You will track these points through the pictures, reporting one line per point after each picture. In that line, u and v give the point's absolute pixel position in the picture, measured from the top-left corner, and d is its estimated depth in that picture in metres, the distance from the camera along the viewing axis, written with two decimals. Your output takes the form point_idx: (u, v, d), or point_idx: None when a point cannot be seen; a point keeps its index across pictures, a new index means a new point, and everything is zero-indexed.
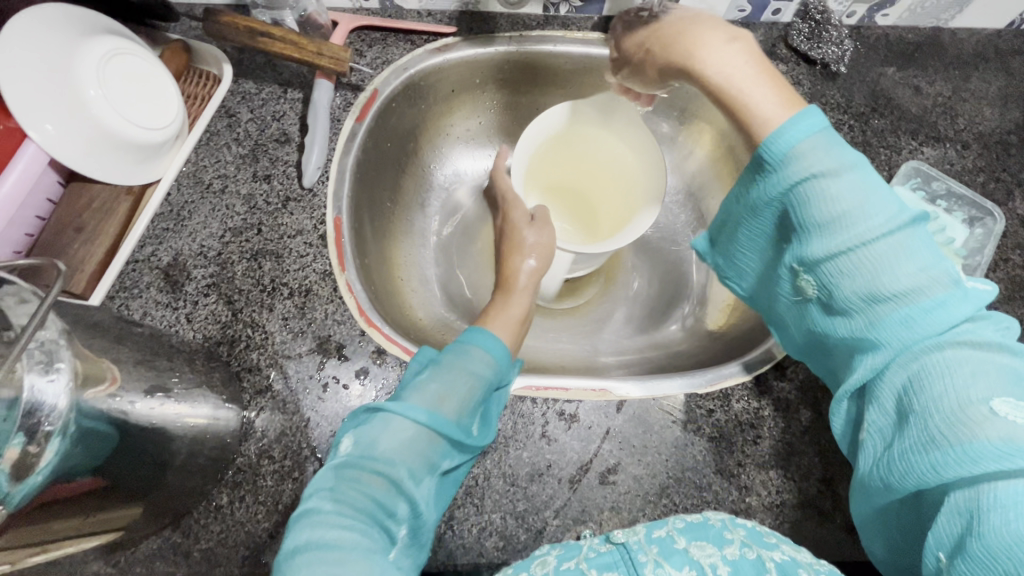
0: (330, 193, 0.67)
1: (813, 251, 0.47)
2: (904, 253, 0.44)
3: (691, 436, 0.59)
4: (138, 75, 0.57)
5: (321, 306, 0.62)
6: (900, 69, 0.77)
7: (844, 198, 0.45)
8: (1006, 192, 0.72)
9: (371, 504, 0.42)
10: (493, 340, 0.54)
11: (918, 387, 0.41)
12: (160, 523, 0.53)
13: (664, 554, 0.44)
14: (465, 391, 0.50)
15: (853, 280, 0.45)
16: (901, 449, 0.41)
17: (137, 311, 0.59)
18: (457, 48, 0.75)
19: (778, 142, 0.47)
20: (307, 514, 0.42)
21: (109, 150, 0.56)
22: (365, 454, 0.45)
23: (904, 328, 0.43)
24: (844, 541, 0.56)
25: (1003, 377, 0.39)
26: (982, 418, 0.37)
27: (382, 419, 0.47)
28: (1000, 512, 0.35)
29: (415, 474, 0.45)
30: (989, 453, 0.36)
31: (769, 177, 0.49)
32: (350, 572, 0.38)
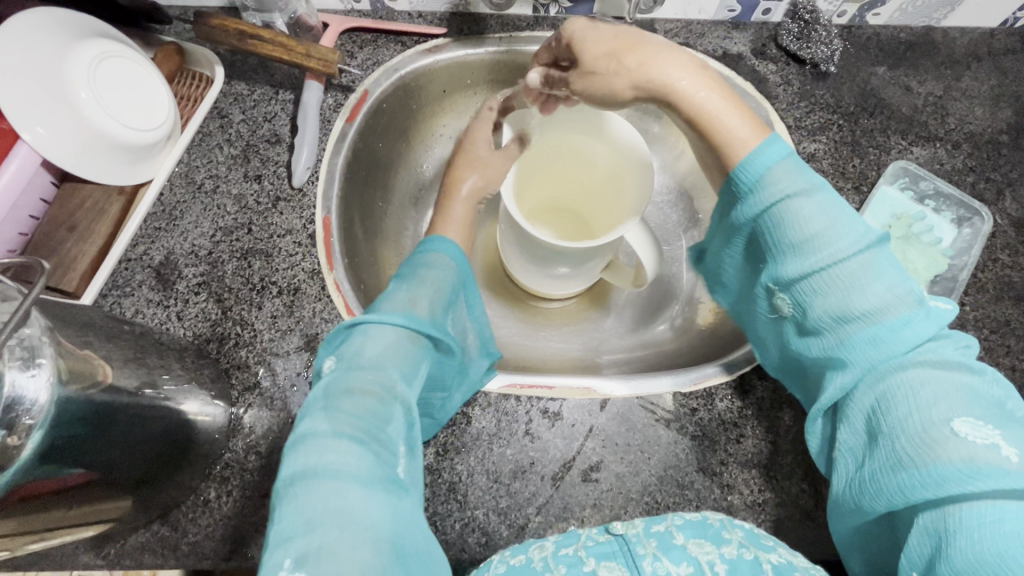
0: (320, 193, 0.67)
1: (785, 270, 0.50)
2: (873, 274, 0.46)
3: (674, 435, 0.59)
4: (130, 77, 0.59)
5: (308, 304, 0.63)
6: (891, 69, 0.77)
7: (814, 218, 0.48)
8: (996, 192, 0.71)
9: (370, 416, 0.42)
10: (451, 246, 0.60)
11: (885, 407, 0.44)
12: (148, 517, 0.54)
13: (662, 548, 0.46)
14: (432, 294, 0.54)
15: (824, 300, 0.47)
16: (872, 470, 0.43)
17: (129, 308, 0.60)
18: (446, 49, 0.76)
19: (750, 166, 0.51)
20: (302, 438, 0.40)
21: (101, 151, 0.57)
22: (352, 366, 0.45)
23: (872, 347, 0.45)
24: (826, 540, 0.56)
25: (964, 397, 0.41)
26: (945, 438, 0.40)
27: (363, 330, 0.47)
28: (966, 534, 0.38)
29: (405, 377, 0.46)
30: (953, 473, 0.38)
31: (742, 198, 0.52)
32: (359, 497, 0.37)
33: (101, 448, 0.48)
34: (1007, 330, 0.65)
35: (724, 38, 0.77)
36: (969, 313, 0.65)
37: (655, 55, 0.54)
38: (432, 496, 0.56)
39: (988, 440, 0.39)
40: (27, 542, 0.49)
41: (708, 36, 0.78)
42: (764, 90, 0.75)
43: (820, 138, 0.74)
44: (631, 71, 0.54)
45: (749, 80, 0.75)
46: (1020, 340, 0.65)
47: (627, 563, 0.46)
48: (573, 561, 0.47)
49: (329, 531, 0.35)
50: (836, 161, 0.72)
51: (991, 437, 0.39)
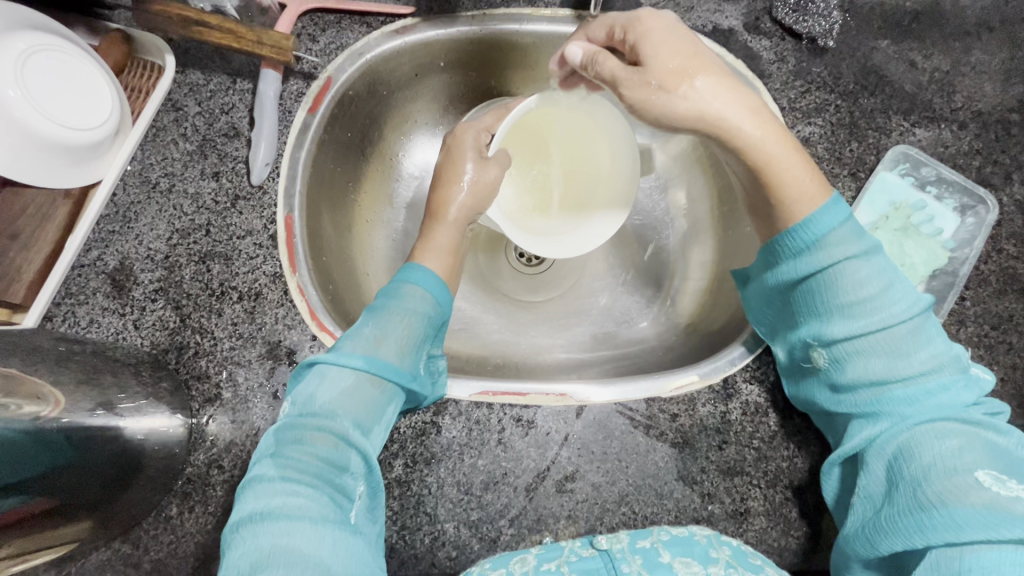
0: (281, 191, 0.64)
1: (834, 330, 0.51)
2: (917, 340, 0.49)
3: (653, 442, 0.57)
4: (63, 71, 0.54)
5: (271, 310, 0.60)
6: (894, 42, 0.71)
7: (867, 283, 0.50)
8: (1004, 176, 0.67)
9: (321, 464, 0.43)
10: (427, 276, 0.54)
11: (909, 454, 0.46)
12: (109, 534, 0.52)
13: (647, 567, 0.47)
14: (400, 334, 0.50)
15: (868, 362, 0.50)
16: (890, 513, 0.45)
17: (83, 317, 0.58)
18: (415, 30, 0.70)
19: (812, 226, 0.52)
20: (252, 482, 0.43)
21: (40, 154, 0.53)
22: (301, 412, 0.45)
23: (908, 406, 0.49)
24: (809, 548, 0.55)
25: (986, 455, 0.45)
26: (969, 487, 0.42)
27: (317, 372, 0.47)
28: (982, 572, 0.40)
29: (361, 426, 0.46)
30: (977, 521, 0.41)
31: (796, 254, 0.53)
32: (308, 537, 0.40)
33: None
34: (1009, 326, 0.61)
35: (715, 11, 0.71)
36: (969, 308, 0.62)
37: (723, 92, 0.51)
38: (401, 509, 0.54)
39: (1012, 493, 0.42)
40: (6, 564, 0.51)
41: (698, 9, 0.71)
42: (756, 68, 0.70)
43: (816, 120, 0.69)
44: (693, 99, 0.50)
45: (741, 58, 0.70)
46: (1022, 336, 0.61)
47: None
48: None
49: (274, 572, 0.38)
50: (833, 146, 0.68)
51: (1013, 490, 0.42)
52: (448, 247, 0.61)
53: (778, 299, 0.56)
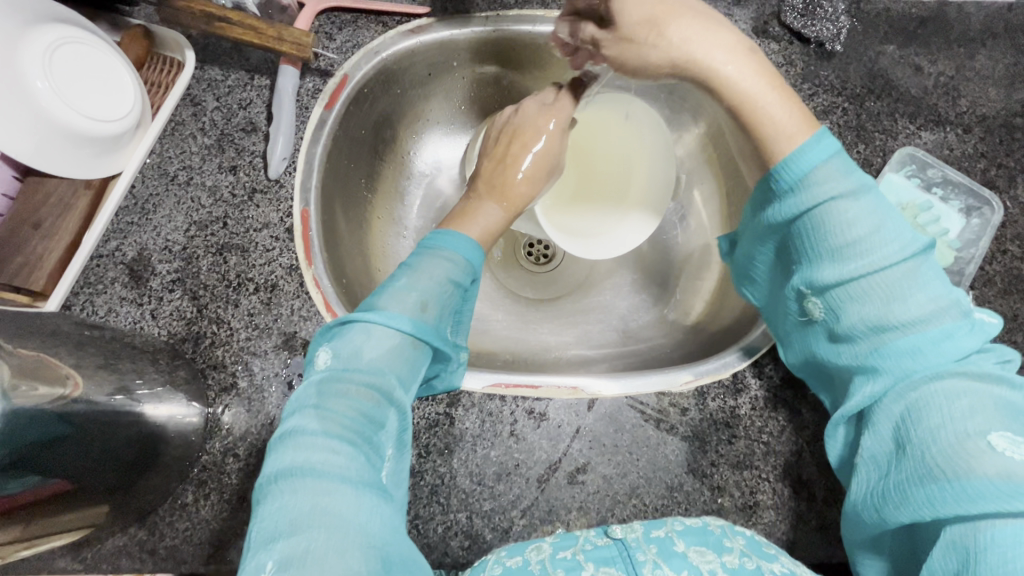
0: (296, 184, 0.64)
1: (826, 275, 0.48)
2: (917, 282, 0.46)
3: (663, 435, 0.57)
4: (89, 64, 0.55)
5: (287, 302, 0.61)
6: (901, 47, 0.72)
7: (859, 223, 0.47)
8: (1008, 179, 0.68)
9: (363, 419, 0.41)
10: (464, 243, 0.55)
11: (916, 417, 0.43)
12: (126, 520, 0.53)
13: (663, 556, 0.46)
14: (441, 296, 0.50)
15: (862, 308, 0.47)
16: (897, 480, 0.43)
17: (102, 307, 0.59)
18: (430, 30, 0.72)
19: (797, 163, 0.48)
20: (290, 434, 0.39)
21: (64, 146, 0.54)
22: (347, 366, 0.43)
23: (910, 358, 0.45)
24: (817, 541, 0.55)
25: (999, 412, 0.41)
26: (981, 452, 0.39)
27: (361, 327, 0.45)
28: (998, 551, 0.37)
29: (404, 385, 0.45)
30: (989, 491, 0.38)
31: (782, 195, 0.50)
32: (349, 499, 0.37)
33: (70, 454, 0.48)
34: (1013, 325, 0.63)
35: (725, 15, 0.72)
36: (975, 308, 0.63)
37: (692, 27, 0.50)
38: (414, 499, 0.55)
39: None
40: (18, 548, 0.48)
41: None
42: None
43: (823, 122, 0.70)
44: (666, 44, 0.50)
45: None
46: None
47: (626, 569, 0.46)
48: (572, 565, 0.47)
49: (315, 536, 0.34)
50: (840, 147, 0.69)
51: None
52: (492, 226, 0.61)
53: (773, 241, 0.54)
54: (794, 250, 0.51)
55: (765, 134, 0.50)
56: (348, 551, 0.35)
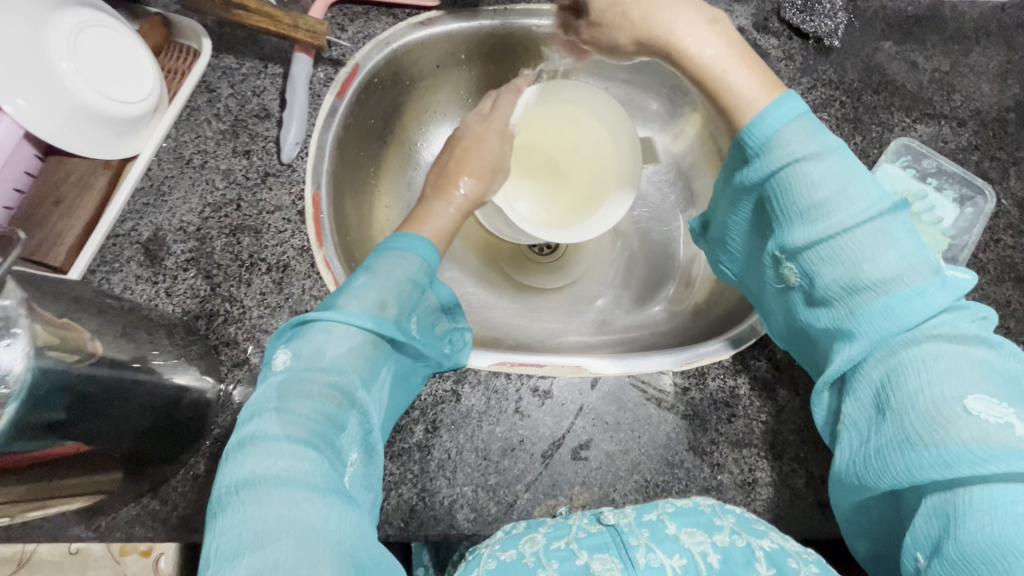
0: (309, 168, 0.66)
1: (798, 238, 0.48)
2: (884, 242, 0.45)
3: (665, 414, 0.59)
4: (112, 47, 0.57)
5: (298, 282, 0.62)
6: (897, 43, 0.74)
7: (826, 181, 0.46)
8: (1001, 171, 0.70)
9: (326, 422, 0.42)
10: (422, 245, 0.55)
11: (894, 381, 0.43)
12: (139, 490, 0.54)
13: (655, 540, 0.47)
14: (400, 295, 0.50)
15: (834, 270, 0.46)
16: (878, 445, 0.43)
17: (118, 284, 0.60)
18: (439, 22, 0.74)
19: (762, 125, 0.48)
20: (250, 440, 0.39)
21: (87, 125, 0.56)
22: (309, 366, 0.44)
23: (883, 319, 0.44)
24: (813, 517, 0.57)
25: (976, 373, 0.40)
26: (956, 416, 0.39)
27: (322, 328, 0.46)
28: (977, 516, 0.37)
29: (365, 384, 0.47)
30: (965, 455, 0.38)
31: (750, 159, 0.50)
32: (316, 504, 0.37)
33: (92, 421, 0.47)
34: (1005, 311, 0.64)
35: (726, 11, 0.75)
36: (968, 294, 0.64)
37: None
38: (421, 472, 0.56)
39: (1001, 418, 0.38)
40: (25, 510, 0.49)
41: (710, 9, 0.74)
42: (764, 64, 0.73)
43: (821, 115, 0.72)
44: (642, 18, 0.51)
45: None
46: (1018, 322, 0.64)
47: (620, 555, 0.46)
48: (565, 554, 0.47)
49: (285, 544, 0.34)
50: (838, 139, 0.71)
51: (1003, 415, 0.38)
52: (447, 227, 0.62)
53: (751, 207, 0.54)
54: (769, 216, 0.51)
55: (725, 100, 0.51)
56: (321, 556, 0.35)
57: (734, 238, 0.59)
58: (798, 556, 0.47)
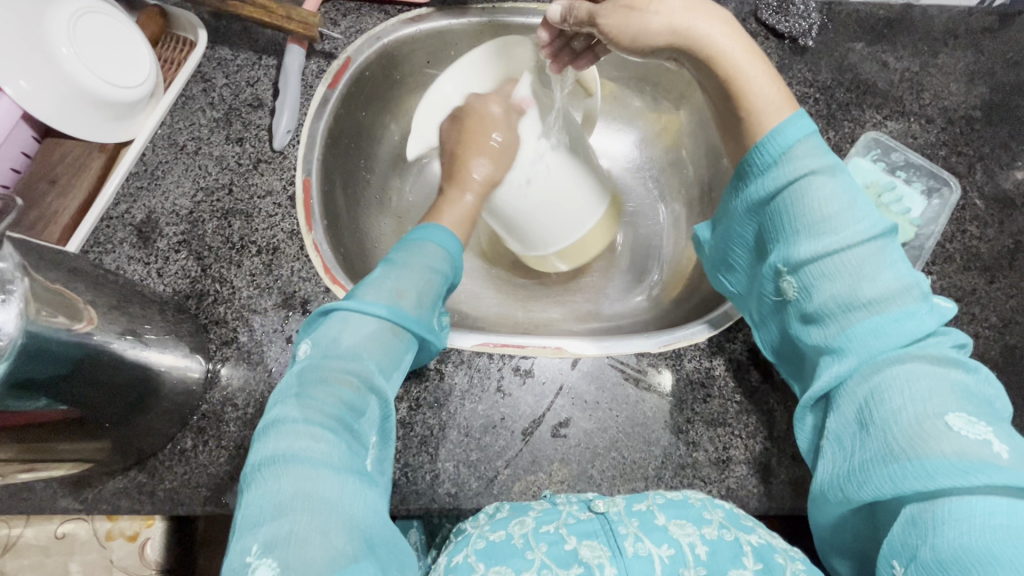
0: (300, 155, 0.68)
1: (800, 248, 0.52)
2: (880, 263, 0.49)
3: (642, 393, 0.61)
4: (110, 32, 0.59)
5: (287, 264, 0.64)
6: (869, 44, 0.77)
7: (832, 200, 0.51)
8: (967, 166, 0.72)
9: (342, 408, 0.42)
10: (446, 235, 0.56)
11: (878, 399, 0.45)
12: (126, 463, 0.56)
13: (644, 529, 0.49)
14: (421, 285, 0.51)
15: (832, 284, 0.50)
16: (862, 460, 0.45)
17: (110, 264, 0.61)
18: (430, 19, 0.76)
19: (777, 139, 0.53)
20: (275, 423, 0.41)
21: (83, 109, 0.58)
22: (327, 354, 0.45)
23: (874, 336, 0.47)
24: (785, 494, 0.58)
25: (957, 395, 0.43)
26: (939, 432, 0.42)
27: (339, 317, 0.47)
28: (954, 525, 0.39)
29: (382, 373, 0.46)
30: (945, 468, 0.40)
31: (762, 170, 0.54)
32: (331, 482, 0.38)
33: (83, 387, 0.49)
34: (971, 298, 0.66)
35: None
36: (936, 282, 0.67)
37: (693, 9, 0.56)
38: (404, 448, 0.57)
39: (979, 435, 0.41)
40: (16, 470, 0.52)
41: None
42: None
43: None
44: (671, 14, 0.56)
45: None
46: (984, 308, 0.66)
47: (608, 542, 0.48)
48: (554, 538, 0.49)
49: (299, 517, 0.36)
50: None
51: (982, 433, 0.41)
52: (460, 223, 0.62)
53: (754, 225, 0.58)
54: (771, 228, 0.55)
55: (748, 104, 0.56)
56: (332, 531, 0.36)
57: (736, 254, 0.62)
58: (785, 553, 0.49)
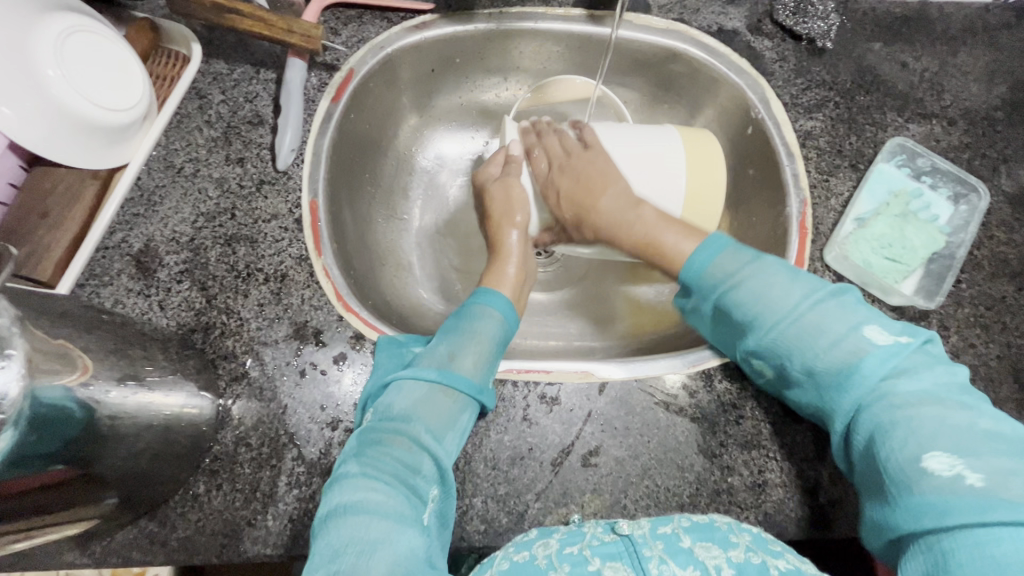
0: (306, 175, 0.65)
1: (753, 341, 0.56)
2: (835, 320, 0.54)
3: (673, 417, 0.58)
4: (101, 55, 0.55)
5: (297, 291, 0.60)
6: (887, 45, 0.74)
7: (763, 285, 0.56)
8: (991, 169, 0.70)
9: (398, 465, 0.49)
10: (495, 298, 0.61)
11: (881, 440, 0.49)
12: (135, 514, 0.53)
13: (669, 552, 0.47)
14: (474, 350, 0.56)
15: (795, 352, 0.54)
16: (886, 502, 0.48)
17: (108, 298, 0.58)
18: (434, 26, 0.72)
19: (694, 261, 0.60)
20: (339, 480, 0.48)
21: (75, 136, 0.55)
22: (383, 417, 0.52)
23: (849, 386, 0.52)
24: (824, 519, 0.56)
25: (935, 432, 0.47)
26: (921, 475, 0.46)
27: (396, 385, 0.54)
28: (964, 552, 0.42)
29: (433, 433, 0.51)
30: (933, 506, 0.44)
31: (696, 295, 0.61)
32: (380, 529, 0.44)
33: (95, 447, 0.48)
34: (1001, 306, 0.65)
35: (719, 14, 0.75)
36: (966, 291, 0.65)
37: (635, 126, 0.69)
38: None
39: (956, 471, 0.45)
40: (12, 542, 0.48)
41: (703, 12, 0.75)
42: (759, 67, 0.74)
43: (816, 115, 0.72)
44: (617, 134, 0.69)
45: (745, 57, 0.74)
46: (1015, 316, 0.65)
47: (633, 564, 0.47)
48: (578, 560, 0.47)
49: (346, 561, 0.42)
50: (834, 139, 0.71)
51: (956, 468, 0.45)
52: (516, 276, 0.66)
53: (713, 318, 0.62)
54: (721, 323, 0.59)
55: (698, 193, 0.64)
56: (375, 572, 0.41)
57: None
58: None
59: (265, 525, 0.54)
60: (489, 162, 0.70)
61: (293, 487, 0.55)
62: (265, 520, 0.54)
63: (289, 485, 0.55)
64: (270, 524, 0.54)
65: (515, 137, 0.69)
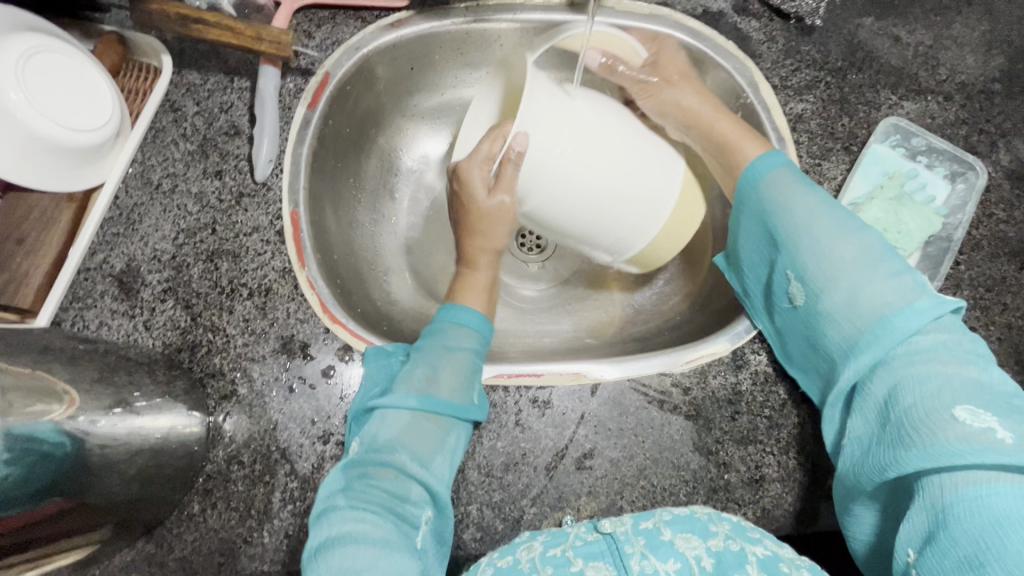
0: (285, 186, 0.64)
1: (798, 259, 0.55)
2: (870, 266, 0.50)
3: (667, 416, 0.58)
4: (63, 70, 0.54)
5: (282, 305, 0.60)
6: (879, 18, 0.71)
7: (814, 214, 0.55)
8: (989, 144, 0.68)
9: (385, 495, 0.49)
10: (469, 315, 0.60)
11: (894, 397, 0.45)
12: (132, 535, 0.53)
13: (650, 546, 0.47)
14: (450, 367, 0.56)
15: (835, 292, 0.52)
16: (877, 458, 0.46)
17: (93, 321, 0.58)
18: (410, 23, 0.70)
19: (756, 166, 0.59)
20: (325, 513, 0.47)
21: (45, 156, 0.53)
22: (369, 449, 0.52)
23: (885, 332, 0.48)
24: (823, 512, 0.56)
25: (969, 388, 0.43)
26: (945, 421, 0.41)
27: (380, 414, 0.53)
28: (967, 504, 0.39)
29: (420, 459, 0.51)
30: (949, 450, 0.40)
31: (744, 199, 0.61)
32: (361, 549, 0.44)
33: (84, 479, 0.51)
34: (1002, 288, 0.64)
35: None
36: (964, 273, 0.64)
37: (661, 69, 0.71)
38: None
39: (986, 425, 0.40)
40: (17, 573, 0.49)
41: None
42: (747, 49, 0.71)
43: (807, 97, 0.70)
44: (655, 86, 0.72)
45: (731, 39, 0.71)
46: (1015, 297, 0.64)
47: (616, 563, 0.46)
48: (560, 561, 0.47)
49: None
50: (825, 121, 0.69)
51: (987, 422, 0.41)
52: (486, 284, 0.66)
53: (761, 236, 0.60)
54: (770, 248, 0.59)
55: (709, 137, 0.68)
56: None
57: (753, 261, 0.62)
58: (789, 560, 0.46)
59: (262, 542, 0.54)
60: (473, 159, 0.61)
61: (289, 503, 0.55)
62: (261, 536, 0.54)
63: (284, 500, 0.55)
64: (267, 540, 0.54)
65: (528, 128, 0.54)
